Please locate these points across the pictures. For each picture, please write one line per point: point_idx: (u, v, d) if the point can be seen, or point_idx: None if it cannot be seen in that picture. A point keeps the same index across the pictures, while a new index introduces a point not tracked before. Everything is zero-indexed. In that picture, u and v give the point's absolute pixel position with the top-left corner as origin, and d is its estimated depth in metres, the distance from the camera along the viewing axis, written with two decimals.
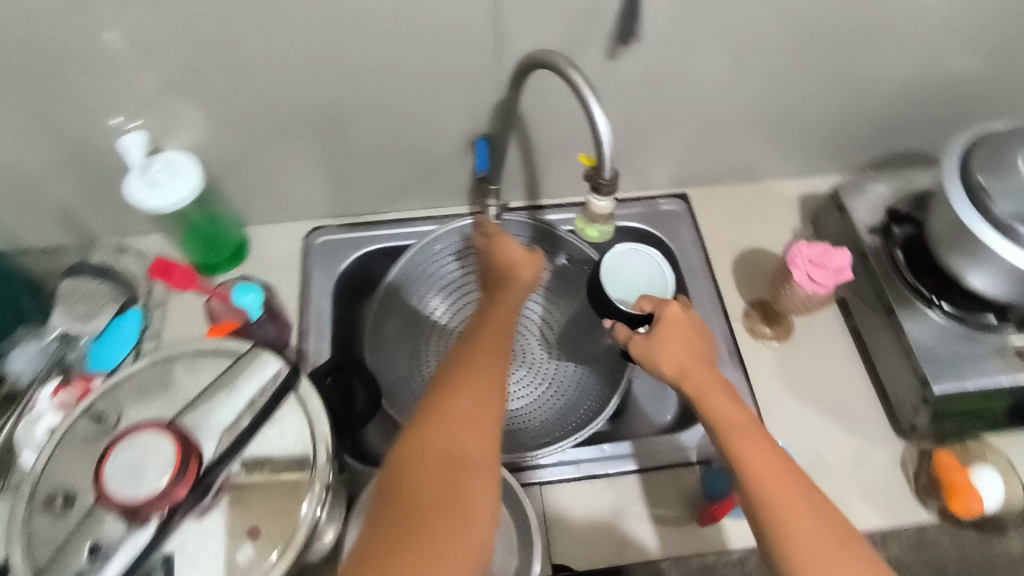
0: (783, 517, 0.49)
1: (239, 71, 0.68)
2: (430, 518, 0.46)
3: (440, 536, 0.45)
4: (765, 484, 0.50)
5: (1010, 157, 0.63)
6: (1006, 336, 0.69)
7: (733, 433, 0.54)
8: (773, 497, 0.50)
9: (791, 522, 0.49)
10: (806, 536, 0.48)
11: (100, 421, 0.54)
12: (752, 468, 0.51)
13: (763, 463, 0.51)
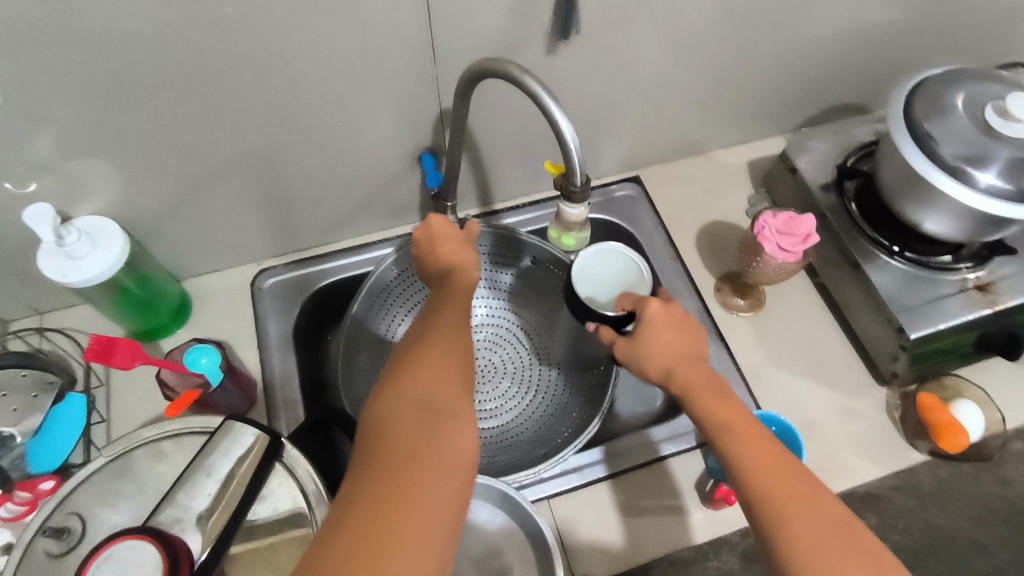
0: (778, 496, 0.45)
1: (152, 119, 0.61)
2: (400, 479, 0.40)
3: (411, 504, 0.39)
4: (756, 460, 0.47)
5: (949, 104, 0.64)
6: (962, 274, 0.71)
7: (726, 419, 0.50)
8: (762, 473, 0.46)
9: (783, 499, 0.45)
10: (800, 513, 0.44)
11: (62, 537, 0.47)
12: (743, 448, 0.48)
13: (757, 460, 0.47)
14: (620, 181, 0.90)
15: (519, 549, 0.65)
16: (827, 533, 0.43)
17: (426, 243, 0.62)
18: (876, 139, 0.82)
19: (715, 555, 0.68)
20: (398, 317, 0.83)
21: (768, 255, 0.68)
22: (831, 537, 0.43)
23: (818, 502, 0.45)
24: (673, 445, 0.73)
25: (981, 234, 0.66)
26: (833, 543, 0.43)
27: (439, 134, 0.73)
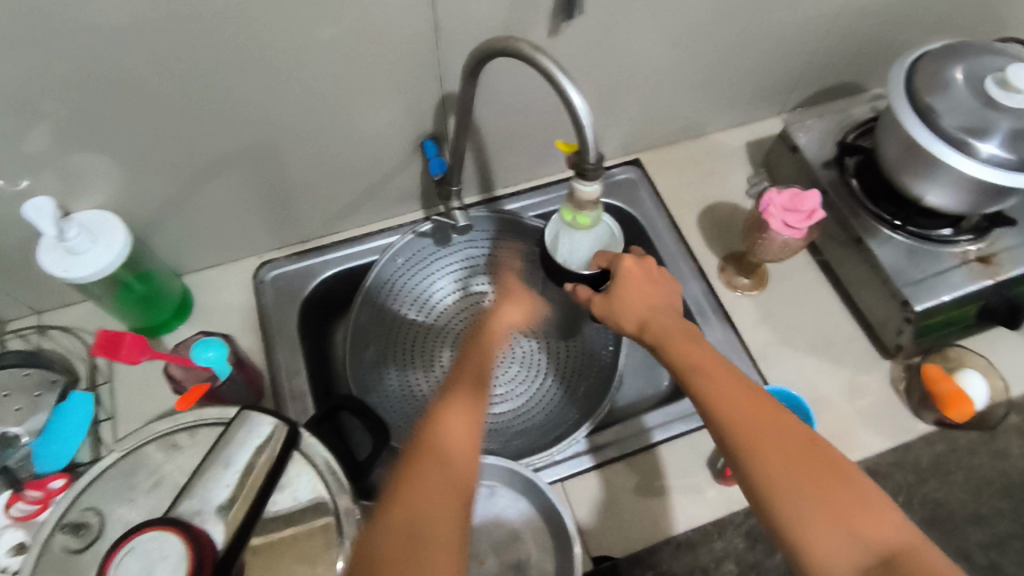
0: (747, 428, 0.48)
1: (153, 109, 0.60)
2: (426, 479, 0.45)
3: (441, 496, 0.44)
4: (727, 402, 0.49)
5: (950, 77, 0.65)
6: (963, 246, 0.72)
7: (695, 360, 0.53)
8: (732, 409, 0.49)
9: (753, 430, 0.47)
10: (769, 442, 0.47)
11: (80, 533, 0.47)
12: (713, 389, 0.50)
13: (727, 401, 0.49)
14: (621, 164, 0.89)
15: (537, 534, 0.66)
16: (795, 455, 0.46)
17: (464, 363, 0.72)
18: (874, 116, 0.82)
19: (719, 535, 0.68)
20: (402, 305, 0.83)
21: (773, 233, 0.69)
22: (801, 458, 0.46)
23: (785, 426, 0.48)
24: (683, 424, 0.73)
25: (982, 206, 0.67)
26: (802, 465, 0.46)
27: (442, 121, 0.73)
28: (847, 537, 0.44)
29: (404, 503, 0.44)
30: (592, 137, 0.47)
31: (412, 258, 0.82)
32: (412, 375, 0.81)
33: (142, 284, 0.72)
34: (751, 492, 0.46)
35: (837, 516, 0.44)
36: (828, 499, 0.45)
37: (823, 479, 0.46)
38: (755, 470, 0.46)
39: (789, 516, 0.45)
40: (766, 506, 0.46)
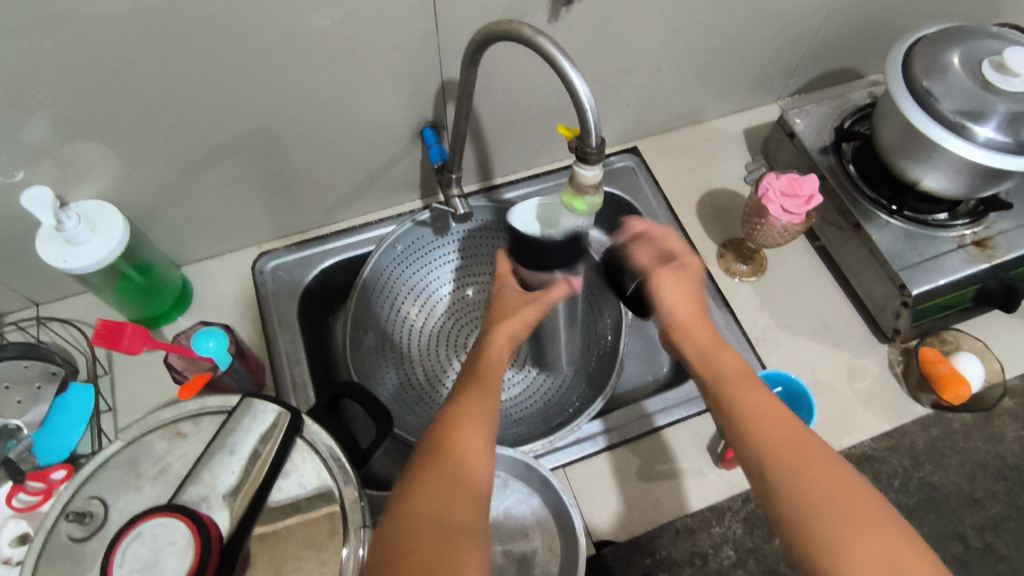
0: (791, 459, 0.49)
1: (150, 98, 0.60)
2: (447, 478, 0.48)
3: (461, 494, 0.48)
4: (769, 428, 0.51)
5: (948, 61, 0.65)
6: (960, 230, 0.72)
7: (739, 389, 0.55)
8: (776, 438, 0.50)
9: (795, 461, 0.48)
10: (812, 471, 0.48)
11: (85, 521, 0.46)
12: (755, 413, 0.52)
13: (752, 404, 0.53)
14: (620, 152, 0.89)
15: (540, 519, 0.67)
16: (835, 484, 0.47)
17: None
18: (872, 101, 0.83)
19: (718, 522, 0.69)
20: (400, 294, 0.83)
21: (772, 218, 0.69)
22: (843, 492, 0.46)
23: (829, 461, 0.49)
24: (682, 409, 0.74)
25: (978, 189, 0.67)
26: (840, 494, 0.46)
27: (441, 108, 0.73)
28: (888, 565, 0.43)
29: (431, 500, 0.47)
30: (594, 121, 0.47)
31: (411, 246, 0.81)
32: (410, 364, 0.82)
33: (141, 275, 0.71)
34: (787, 516, 0.46)
35: (876, 543, 0.44)
36: (865, 527, 0.44)
37: (860, 509, 0.45)
38: (792, 494, 0.47)
39: (823, 538, 0.44)
40: (797, 525, 0.46)
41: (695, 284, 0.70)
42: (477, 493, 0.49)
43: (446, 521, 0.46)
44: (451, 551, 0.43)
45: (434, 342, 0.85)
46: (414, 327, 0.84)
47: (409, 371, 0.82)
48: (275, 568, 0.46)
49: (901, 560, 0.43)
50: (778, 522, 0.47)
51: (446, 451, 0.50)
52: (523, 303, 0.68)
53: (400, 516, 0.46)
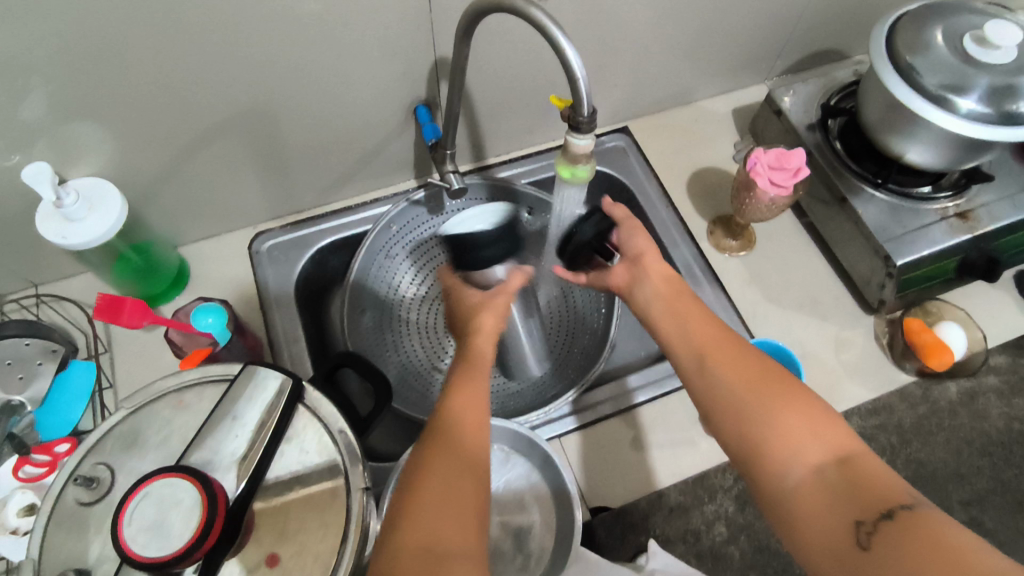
0: (714, 359, 0.52)
1: (146, 76, 0.60)
2: (435, 479, 0.45)
3: (452, 495, 0.44)
4: (693, 335, 0.55)
5: (929, 36, 0.67)
6: (943, 203, 0.74)
7: (666, 304, 0.59)
8: (702, 344, 0.54)
9: (720, 361, 0.52)
10: (732, 367, 0.51)
11: (92, 486, 0.47)
12: (683, 328, 0.56)
13: (706, 351, 0.53)
14: (610, 133, 0.90)
15: (536, 489, 0.68)
16: (754, 374, 0.50)
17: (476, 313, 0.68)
18: (857, 79, 0.84)
19: (710, 499, 0.71)
20: (396, 273, 0.84)
21: (760, 191, 0.70)
22: (760, 379, 0.49)
23: (747, 355, 0.52)
24: (674, 381, 0.76)
25: (960, 161, 0.69)
26: (760, 382, 0.49)
27: (435, 87, 0.74)
28: (811, 435, 0.45)
29: (418, 530, 0.42)
30: (586, 90, 0.48)
31: (406, 226, 0.82)
32: (408, 339, 0.84)
33: (139, 255, 0.72)
34: (722, 415, 0.49)
35: (798, 418, 0.46)
36: (787, 406, 0.47)
37: (779, 390, 0.48)
38: (722, 393, 0.50)
39: (750, 425, 0.47)
40: (729, 423, 0.49)
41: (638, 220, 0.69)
42: (479, 495, 0.45)
43: (438, 547, 0.41)
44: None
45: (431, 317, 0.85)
46: (411, 303, 0.85)
47: (407, 346, 0.83)
48: (280, 531, 0.47)
49: (820, 430, 0.46)
50: (714, 426, 0.50)
51: (433, 467, 0.45)
52: (485, 299, 0.66)
53: (388, 553, 0.41)
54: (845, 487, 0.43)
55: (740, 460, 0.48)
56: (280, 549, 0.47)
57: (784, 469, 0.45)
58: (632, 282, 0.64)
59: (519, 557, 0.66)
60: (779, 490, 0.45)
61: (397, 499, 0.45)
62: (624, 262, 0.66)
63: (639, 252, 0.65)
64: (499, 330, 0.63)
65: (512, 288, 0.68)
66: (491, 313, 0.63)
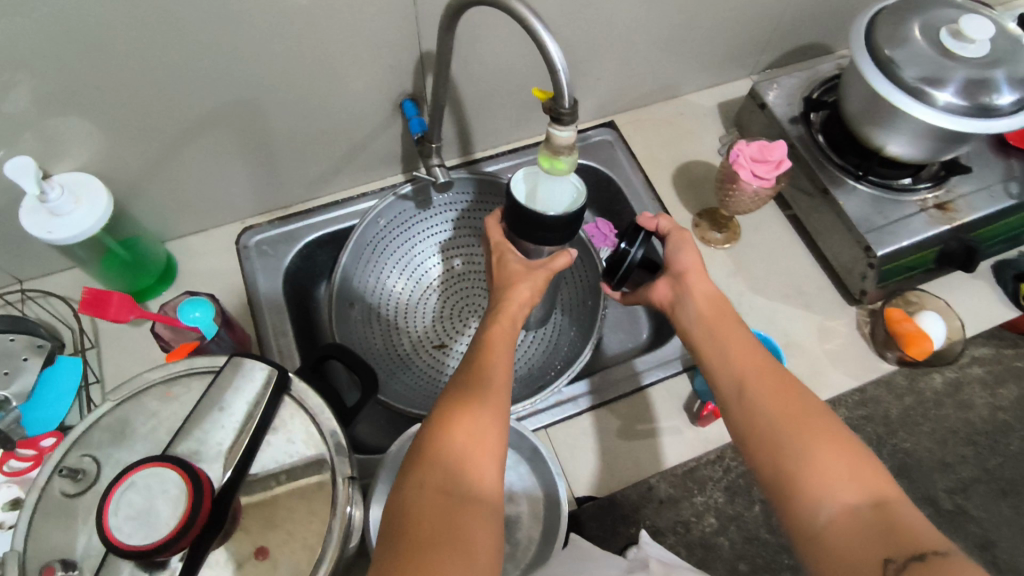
0: (755, 389, 0.52)
1: (129, 70, 0.60)
2: (450, 485, 0.45)
3: (469, 509, 0.44)
4: (736, 362, 0.55)
5: (908, 29, 0.68)
6: (923, 194, 0.75)
7: (709, 329, 0.59)
8: (744, 372, 0.54)
9: (762, 392, 0.52)
10: (772, 397, 0.51)
11: (78, 478, 0.48)
12: (727, 354, 0.56)
13: (747, 367, 0.54)
14: (597, 127, 0.91)
15: (523, 479, 0.69)
16: (796, 410, 0.50)
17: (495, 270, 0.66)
18: (839, 73, 0.85)
19: (700, 491, 0.74)
20: (387, 268, 0.84)
21: (743, 183, 0.71)
22: (800, 414, 0.50)
23: (788, 385, 0.52)
24: (659, 372, 0.77)
25: (939, 153, 0.70)
26: (800, 418, 0.50)
27: (420, 81, 0.74)
28: (847, 477, 0.46)
29: (442, 471, 0.46)
30: (567, 82, 0.49)
31: (394, 220, 0.82)
32: (397, 332, 0.84)
33: (126, 249, 0.72)
34: (758, 444, 0.50)
35: (837, 458, 0.47)
36: (825, 442, 0.48)
37: (817, 424, 0.49)
38: (760, 421, 0.50)
39: (789, 459, 0.48)
40: (766, 454, 0.49)
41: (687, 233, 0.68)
42: (488, 495, 0.46)
43: (457, 490, 0.45)
44: (462, 527, 0.43)
45: (419, 311, 0.86)
46: (399, 297, 0.86)
47: (395, 337, 0.84)
48: (267, 519, 0.48)
49: (858, 472, 0.46)
50: (749, 453, 0.51)
51: (460, 412, 0.49)
52: (528, 269, 0.64)
53: (411, 488, 0.45)
54: (879, 528, 0.43)
55: (770, 485, 0.49)
56: (267, 537, 0.47)
57: (817, 503, 0.45)
58: (675, 300, 0.64)
59: (507, 547, 0.66)
60: (810, 522, 0.45)
61: (405, 489, 0.45)
62: (667, 278, 0.65)
63: (684, 269, 0.64)
64: (531, 302, 0.63)
65: (557, 268, 0.65)
66: (528, 286, 0.62)
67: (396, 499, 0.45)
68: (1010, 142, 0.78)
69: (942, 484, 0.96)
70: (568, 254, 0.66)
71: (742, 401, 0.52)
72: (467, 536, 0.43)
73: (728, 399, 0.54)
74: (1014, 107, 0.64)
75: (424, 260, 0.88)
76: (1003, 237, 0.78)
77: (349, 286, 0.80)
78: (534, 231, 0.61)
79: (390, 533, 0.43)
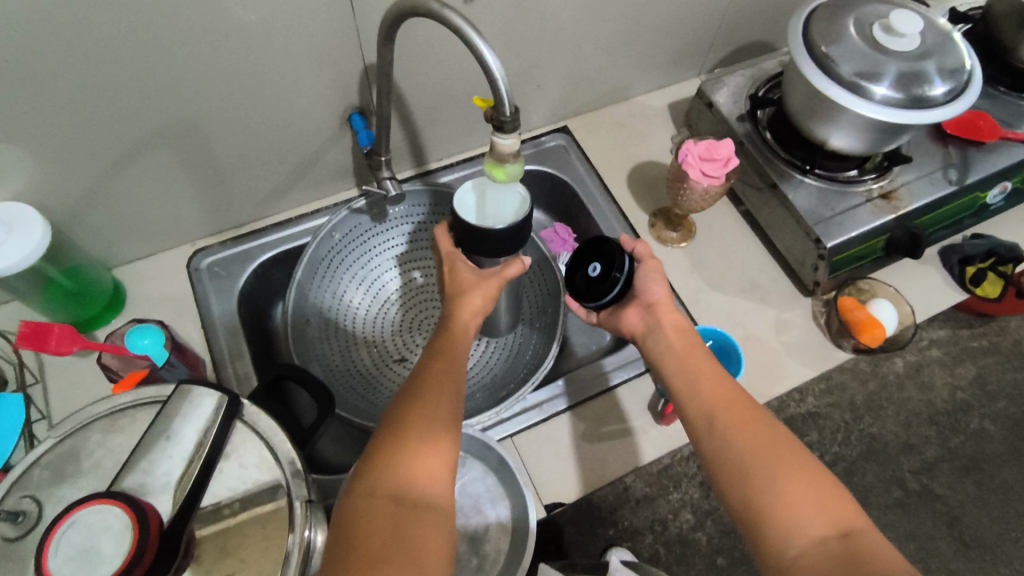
0: (724, 418, 0.52)
1: (59, 93, 0.58)
2: (401, 523, 0.44)
3: (415, 545, 0.43)
4: (705, 392, 0.54)
5: (842, 26, 0.70)
6: (868, 184, 0.77)
7: (678, 358, 0.58)
8: (713, 401, 0.53)
9: (730, 422, 0.51)
10: (738, 425, 0.51)
11: (18, 521, 0.45)
12: (695, 382, 0.55)
13: (715, 397, 0.53)
14: (550, 132, 0.92)
15: (489, 491, 0.68)
16: (764, 440, 0.49)
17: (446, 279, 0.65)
18: (782, 70, 0.87)
19: (675, 488, 0.76)
20: (343, 284, 0.83)
21: (693, 182, 0.72)
22: (768, 444, 0.49)
23: (754, 414, 0.52)
24: (620, 373, 0.77)
25: (879, 145, 0.72)
26: (767, 447, 0.49)
27: (367, 94, 0.73)
28: (815, 507, 0.45)
29: (392, 477, 0.46)
30: (506, 90, 0.49)
31: (349, 235, 0.81)
32: (356, 348, 0.83)
33: (70, 279, 0.70)
34: (726, 475, 0.49)
35: (804, 491, 0.46)
36: (789, 471, 0.47)
37: (782, 453, 0.48)
38: (729, 453, 0.50)
39: (755, 489, 0.47)
40: (734, 484, 0.48)
41: (655, 260, 0.67)
42: (442, 527, 0.45)
43: (406, 497, 0.45)
44: (413, 532, 0.43)
45: (378, 326, 0.85)
46: (356, 312, 0.85)
47: (355, 354, 0.83)
48: (221, 547, 0.46)
49: (826, 503, 0.45)
50: (718, 484, 0.50)
51: (415, 419, 0.49)
52: (478, 277, 0.63)
53: (360, 497, 0.45)
54: (845, 558, 0.42)
55: (740, 521, 0.48)
56: (219, 568, 0.46)
57: (784, 535, 0.45)
58: (645, 329, 0.63)
59: (474, 560, 0.64)
60: (778, 557, 0.44)
61: (349, 524, 0.44)
62: (638, 306, 0.64)
63: (655, 299, 0.64)
64: (483, 311, 0.62)
65: (509, 275, 0.63)
66: (480, 294, 0.61)
67: (346, 509, 0.45)
68: (947, 130, 0.80)
69: (908, 466, 0.99)
70: (522, 261, 0.64)
71: (712, 433, 0.51)
72: (416, 545, 0.43)
73: (697, 430, 0.53)
74: (947, 96, 0.66)
75: (389, 269, 0.87)
76: (946, 223, 0.80)
77: (305, 304, 0.78)
78: (484, 245, 0.61)
79: (340, 545, 0.43)
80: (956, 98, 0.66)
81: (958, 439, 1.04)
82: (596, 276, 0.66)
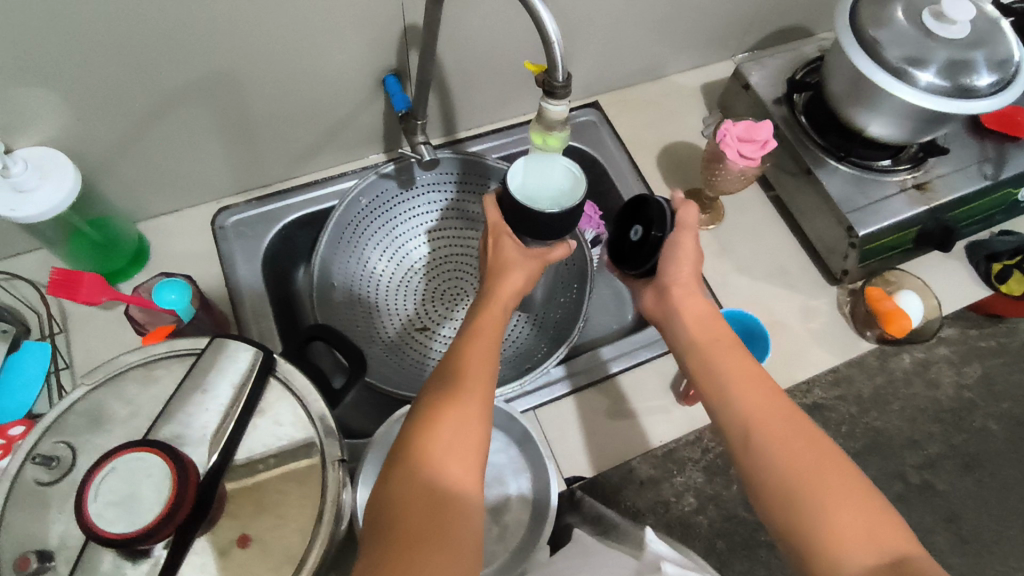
0: (761, 434, 0.50)
1: (99, 38, 0.57)
2: (432, 511, 0.44)
3: (444, 532, 0.43)
4: (738, 403, 0.52)
5: (891, 9, 0.68)
6: (903, 175, 0.76)
7: (707, 361, 0.57)
8: (748, 415, 0.51)
9: (768, 440, 0.50)
10: (780, 446, 0.49)
11: (52, 466, 0.45)
12: (725, 392, 0.54)
13: (751, 411, 0.52)
14: (582, 107, 0.91)
15: (511, 462, 0.68)
16: (808, 463, 0.48)
17: (491, 246, 0.64)
18: (821, 54, 0.86)
19: (679, 472, 0.80)
20: (370, 249, 0.83)
21: (730, 162, 0.72)
22: (810, 465, 0.48)
23: (797, 430, 0.50)
24: (647, 351, 0.77)
25: (918, 135, 0.71)
26: (809, 471, 0.47)
27: (404, 57, 0.72)
28: (864, 539, 0.44)
29: (428, 459, 0.46)
30: (559, 55, 0.48)
31: (376, 201, 0.81)
32: (379, 314, 0.83)
33: (95, 230, 0.69)
34: (769, 497, 0.48)
35: (854, 520, 0.45)
36: (836, 499, 0.46)
37: (830, 477, 0.47)
38: (769, 475, 0.48)
39: (801, 519, 0.46)
40: (779, 511, 0.47)
41: (692, 233, 0.65)
42: (470, 512, 0.45)
43: (442, 485, 0.45)
44: (447, 519, 0.43)
45: (403, 294, 0.85)
46: (380, 277, 0.84)
47: (378, 320, 0.83)
48: (256, 503, 0.46)
49: (875, 534, 0.44)
50: (761, 507, 0.49)
51: (443, 406, 0.48)
52: (521, 258, 0.63)
53: (399, 478, 0.45)
54: None
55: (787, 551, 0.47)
56: (253, 522, 0.46)
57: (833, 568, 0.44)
58: (666, 315, 0.63)
59: (495, 529, 0.65)
60: None
61: (386, 505, 0.44)
62: (655, 289, 0.65)
63: (671, 283, 0.64)
64: (522, 290, 0.63)
65: (553, 258, 0.66)
66: (521, 274, 0.63)
67: (383, 490, 0.45)
68: (986, 125, 0.79)
69: (910, 460, 1.00)
70: (567, 244, 0.67)
71: (751, 458, 0.50)
72: (452, 530, 0.43)
73: (736, 448, 0.51)
74: (992, 87, 0.65)
75: (414, 237, 0.86)
76: (978, 218, 0.80)
77: (330, 270, 0.78)
78: (535, 229, 0.61)
79: (379, 524, 0.44)
80: (1002, 89, 0.65)
81: (961, 436, 1.05)
82: (636, 239, 0.67)
